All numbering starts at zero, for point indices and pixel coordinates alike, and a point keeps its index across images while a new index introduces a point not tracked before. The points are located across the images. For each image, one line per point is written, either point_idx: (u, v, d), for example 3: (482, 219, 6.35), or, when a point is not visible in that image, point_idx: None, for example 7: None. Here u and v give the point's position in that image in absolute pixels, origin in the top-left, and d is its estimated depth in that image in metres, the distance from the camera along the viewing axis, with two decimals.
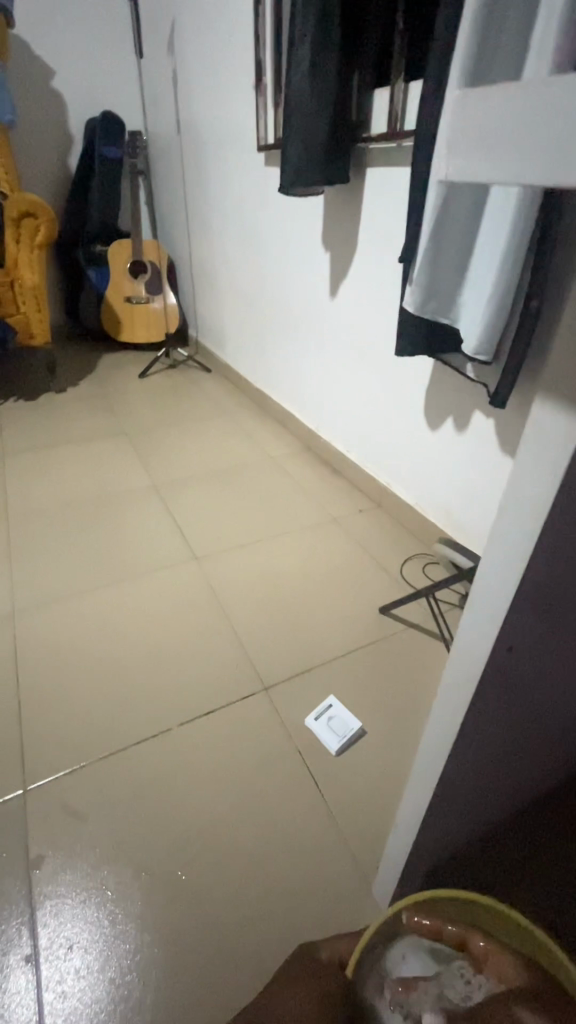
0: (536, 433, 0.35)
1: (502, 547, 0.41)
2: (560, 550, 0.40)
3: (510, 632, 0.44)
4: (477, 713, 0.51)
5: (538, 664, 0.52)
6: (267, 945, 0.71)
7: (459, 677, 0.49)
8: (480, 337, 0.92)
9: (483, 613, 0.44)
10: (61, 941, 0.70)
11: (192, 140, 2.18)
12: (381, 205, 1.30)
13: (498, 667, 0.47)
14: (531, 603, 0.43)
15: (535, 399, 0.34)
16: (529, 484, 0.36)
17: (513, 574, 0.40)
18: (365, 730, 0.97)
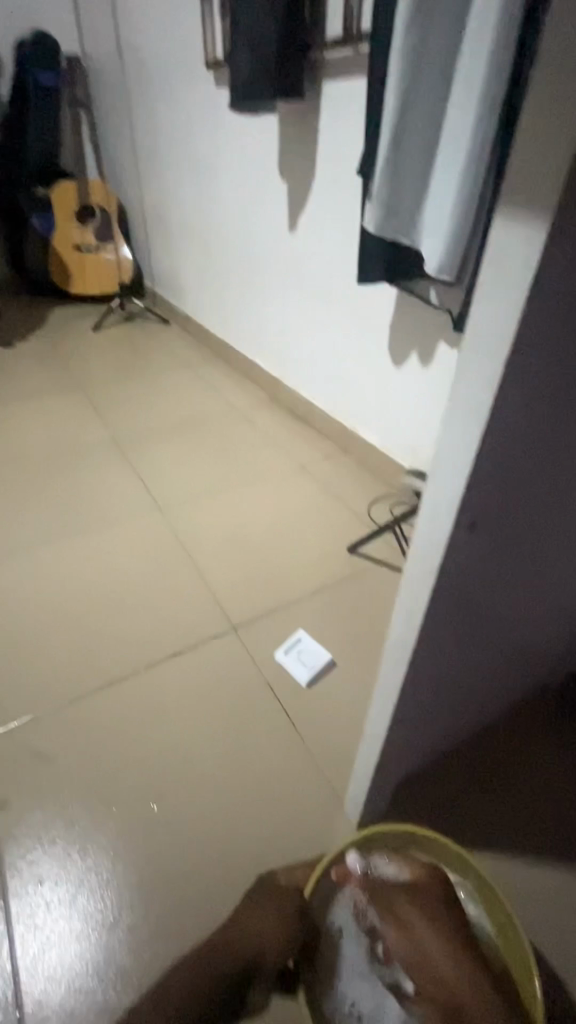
0: (492, 262, 0.35)
1: (462, 398, 0.41)
2: (522, 394, 0.41)
3: (471, 494, 0.45)
4: (444, 586, 0.51)
5: (500, 537, 0.53)
6: (242, 862, 0.72)
7: (423, 556, 0.49)
8: (443, 253, 0.88)
9: (447, 476, 0.44)
10: (30, 877, 0.70)
11: (136, 64, 2.01)
12: (339, 123, 1.22)
13: (463, 530, 0.47)
14: (491, 460, 0.44)
15: (495, 220, 0.34)
16: (488, 319, 0.37)
17: (476, 419, 0.40)
18: (334, 662, 0.98)
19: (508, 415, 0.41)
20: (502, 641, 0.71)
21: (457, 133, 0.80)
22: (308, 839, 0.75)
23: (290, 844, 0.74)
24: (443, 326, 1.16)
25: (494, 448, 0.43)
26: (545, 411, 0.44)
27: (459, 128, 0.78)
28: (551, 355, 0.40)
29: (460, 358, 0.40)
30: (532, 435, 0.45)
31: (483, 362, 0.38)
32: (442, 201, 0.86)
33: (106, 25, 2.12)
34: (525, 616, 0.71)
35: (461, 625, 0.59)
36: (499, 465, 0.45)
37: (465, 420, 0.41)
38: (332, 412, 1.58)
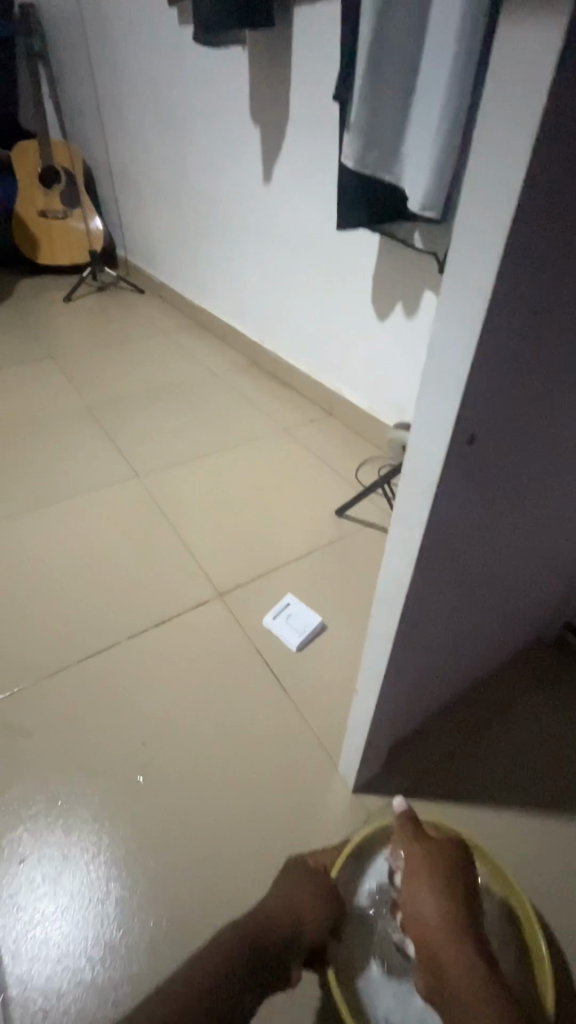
0: (496, 85, 0.27)
1: (459, 285, 0.32)
2: (532, 282, 0.32)
3: (471, 413, 0.36)
4: (439, 532, 0.44)
5: (502, 475, 0.46)
6: (232, 830, 0.70)
7: (413, 495, 0.41)
8: (429, 181, 0.81)
9: (442, 389, 0.35)
10: (11, 856, 0.66)
11: (94, 6, 1.87)
12: (313, 55, 1.14)
13: (461, 462, 0.39)
14: (496, 369, 0.35)
15: (500, 30, 0.26)
16: (494, 168, 0.28)
17: (473, 317, 0.32)
18: (325, 624, 0.95)
19: (516, 308, 0.33)
20: (495, 595, 0.65)
21: (440, 45, 0.73)
22: (304, 804, 0.72)
23: (284, 810, 0.71)
24: (428, 272, 1.09)
25: (499, 352, 0.34)
26: (561, 311, 0.36)
27: (445, 36, 0.71)
28: (569, 226, 0.31)
29: (456, 228, 0.31)
30: (545, 341, 0.37)
31: (488, 229, 0.29)
32: (426, 125, 0.79)
33: None
34: (519, 567, 0.66)
35: (454, 578, 0.52)
36: (504, 377, 0.36)
37: (463, 315, 0.32)
38: (315, 374, 1.53)
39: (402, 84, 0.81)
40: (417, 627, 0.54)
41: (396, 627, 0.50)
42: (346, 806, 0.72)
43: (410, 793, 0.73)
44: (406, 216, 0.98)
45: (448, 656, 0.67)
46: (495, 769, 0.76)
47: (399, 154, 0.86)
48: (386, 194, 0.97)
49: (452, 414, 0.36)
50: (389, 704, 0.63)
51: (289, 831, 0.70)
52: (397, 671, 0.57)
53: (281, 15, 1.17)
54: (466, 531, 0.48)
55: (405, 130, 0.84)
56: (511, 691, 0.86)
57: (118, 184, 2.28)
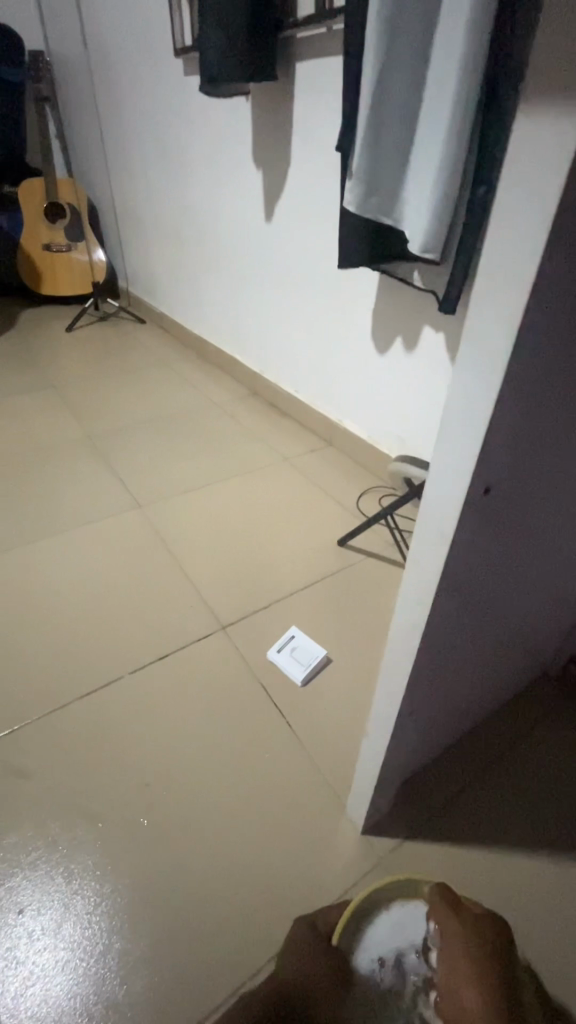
0: (518, 157, 0.28)
1: (476, 343, 0.33)
2: (547, 345, 0.33)
3: (488, 465, 0.37)
4: (453, 578, 0.44)
5: (517, 520, 0.47)
6: (239, 875, 0.68)
7: (429, 539, 0.41)
8: (427, 230, 0.85)
9: (458, 444, 0.36)
10: (11, 905, 0.64)
11: (101, 55, 1.96)
12: (314, 104, 1.19)
13: (477, 511, 0.40)
14: (513, 422, 0.36)
15: (517, 122, 0.27)
16: (511, 245, 0.29)
17: (490, 380, 0.33)
18: (330, 657, 0.94)
19: (533, 363, 0.33)
20: (504, 633, 0.65)
21: (439, 108, 0.77)
22: (311, 848, 0.70)
23: (292, 855, 0.69)
24: (427, 310, 1.12)
25: (516, 407, 0.35)
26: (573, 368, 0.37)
27: (444, 101, 0.76)
28: None
29: (474, 296, 0.32)
30: (558, 395, 0.38)
31: (504, 299, 0.30)
32: (424, 178, 0.83)
33: (70, 15, 2.05)
34: (529, 604, 0.66)
35: (467, 619, 0.52)
36: (520, 429, 0.37)
37: (483, 371, 0.33)
38: (316, 404, 1.55)
39: (402, 139, 0.85)
40: (430, 669, 0.53)
41: (412, 668, 0.50)
42: (355, 849, 0.70)
43: (421, 834, 0.72)
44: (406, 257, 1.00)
45: (458, 695, 0.66)
46: (507, 811, 0.75)
47: (398, 203, 0.90)
48: (386, 237, 1.00)
49: (471, 462, 0.36)
50: (399, 744, 0.62)
51: (298, 877, 0.68)
52: (410, 712, 0.57)
53: (283, 67, 1.22)
54: (480, 573, 0.48)
55: (404, 181, 0.88)
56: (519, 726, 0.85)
57: (121, 220, 2.35)
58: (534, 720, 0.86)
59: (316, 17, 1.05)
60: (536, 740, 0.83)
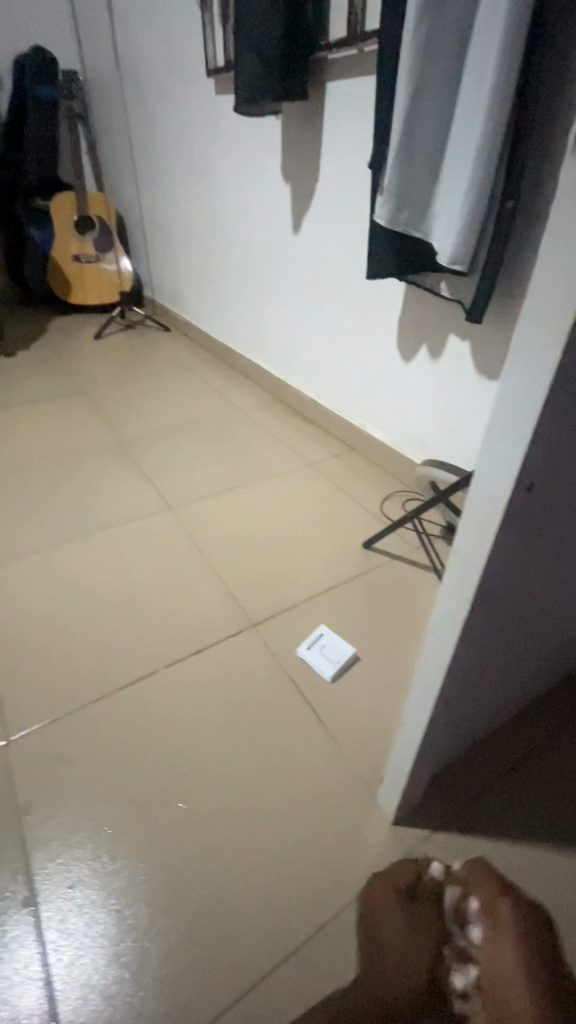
0: (568, 192, 0.31)
1: (528, 356, 0.36)
2: None
3: (533, 465, 0.40)
4: (494, 572, 0.47)
5: (554, 519, 0.49)
6: (274, 861, 0.70)
7: (472, 536, 0.44)
8: (456, 243, 0.88)
9: (506, 448, 0.39)
10: (60, 882, 0.67)
11: (134, 75, 2.04)
12: (344, 121, 1.23)
13: (519, 509, 0.42)
14: (558, 426, 0.39)
15: (568, 161, 0.30)
16: (560, 270, 0.32)
17: (538, 389, 0.36)
18: (358, 656, 0.96)
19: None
20: (535, 632, 0.67)
21: (470, 128, 0.81)
22: (343, 836, 0.72)
23: (325, 842, 0.72)
24: (453, 319, 1.14)
25: (561, 413, 0.38)
26: None
27: (476, 120, 0.79)
28: None
29: (525, 314, 0.35)
30: None
31: (555, 319, 0.33)
32: (453, 194, 0.86)
33: (104, 37, 2.14)
34: (560, 604, 0.68)
35: (503, 614, 0.55)
36: (564, 432, 0.40)
37: (531, 383, 0.36)
38: (339, 410, 1.59)
39: (433, 156, 0.88)
40: (468, 662, 0.56)
41: (451, 660, 0.52)
42: (385, 837, 0.72)
43: (451, 827, 0.74)
44: (433, 267, 1.04)
45: (490, 690, 0.68)
46: (535, 807, 0.76)
47: (427, 218, 0.94)
48: (414, 248, 1.03)
49: (515, 464, 0.39)
50: (434, 736, 0.64)
51: (331, 862, 0.70)
52: (446, 704, 0.59)
53: (313, 86, 1.27)
54: (517, 569, 0.50)
55: (434, 196, 0.91)
56: (545, 725, 0.86)
57: (148, 231, 2.42)
58: (559, 721, 0.87)
59: (348, 40, 1.09)
60: (562, 740, 0.85)
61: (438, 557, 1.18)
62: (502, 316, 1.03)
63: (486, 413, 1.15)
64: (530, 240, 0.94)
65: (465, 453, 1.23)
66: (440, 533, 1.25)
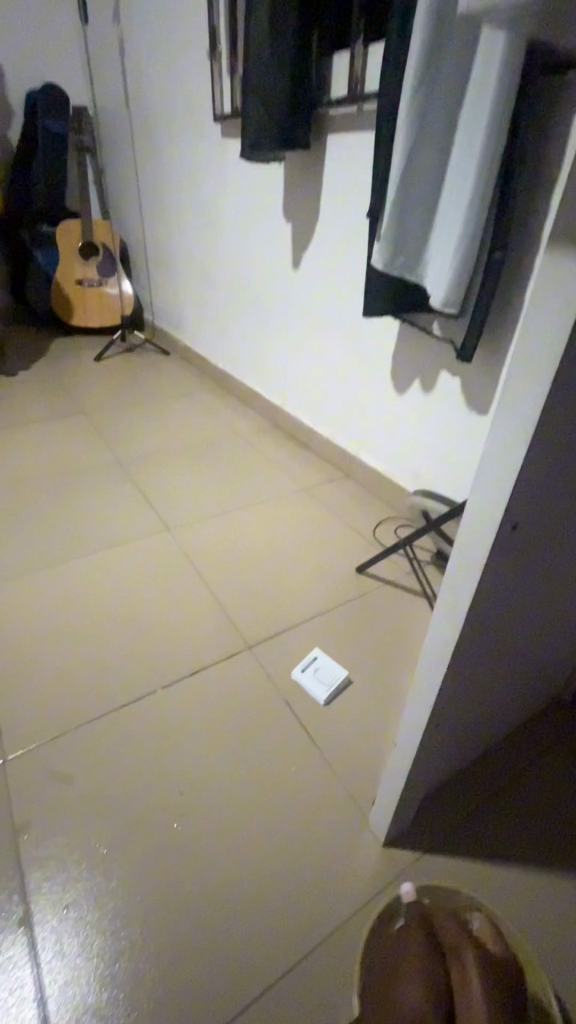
0: (545, 276, 0.35)
1: (510, 411, 0.40)
2: (567, 414, 0.40)
3: (516, 507, 0.44)
4: (482, 603, 0.50)
5: (537, 555, 0.53)
6: (268, 881, 0.71)
7: (463, 568, 0.48)
8: (448, 288, 0.94)
9: (492, 491, 0.43)
10: (55, 901, 0.68)
11: (142, 115, 2.13)
12: (344, 169, 1.30)
13: (504, 546, 0.46)
14: (538, 473, 0.43)
15: (545, 251, 0.35)
16: (539, 341, 0.36)
17: (520, 441, 0.40)
18: (350, 679, 0.99)
19: (556, 427, 0.40)
20: (522, 659, 0.71)
21: (461, 187, 0.87)
22: (335, 857, 0.74)
23: (318, 862, 0.73)
24: (444, 356, 1.20)
25: (541, 461, 0.42)
26: None
27: (466, 180, 0.86)
28: None
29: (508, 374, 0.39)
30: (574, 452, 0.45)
31: (533, 382, 0.38)
32: (445, 244, 0.93)
33: (114, 78, 2.24)
34: (545, 632, 0.71)
35: (492, 642, 0.58)
36: (543, 478, 0.44)
37: (514, 435, 0.40)
38: (334, 437, 1.64)
39: (427, 209, 0.95)
40: (458, 687, 0.59)
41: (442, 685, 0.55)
42: (377, 859, 0.74)
43: (441, 850, 0.75)
44: (427, 308, 1.10)
45: (479, 714, 0.71)
46: (522, 831, 0.78)
47: (421, 264, 1.00)
48: (409, 290, 1.10)
49: (501, 503, 0.43)
50: (425, 758, 0.67)
51: (323, 883, 0.71)
52: (437, 727, 0.62)
53: (316, 137, 1.35)
54: (505, 600, 0.54)
55: (427, 245, 0.98)
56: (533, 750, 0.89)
57: (151, 259, 2.50)
58: (545, 746, 0.90)
59: (349, 98, 1.17)
60: (548, 765, 0.87)
61: (429, 582, 1.22)
62: (491, 355, 1.09)
63: (475, 445, 1.20)
64: (516, 287, 1.01)
65: (455, 482, 1.28)
66: (430, 560, 1.29)
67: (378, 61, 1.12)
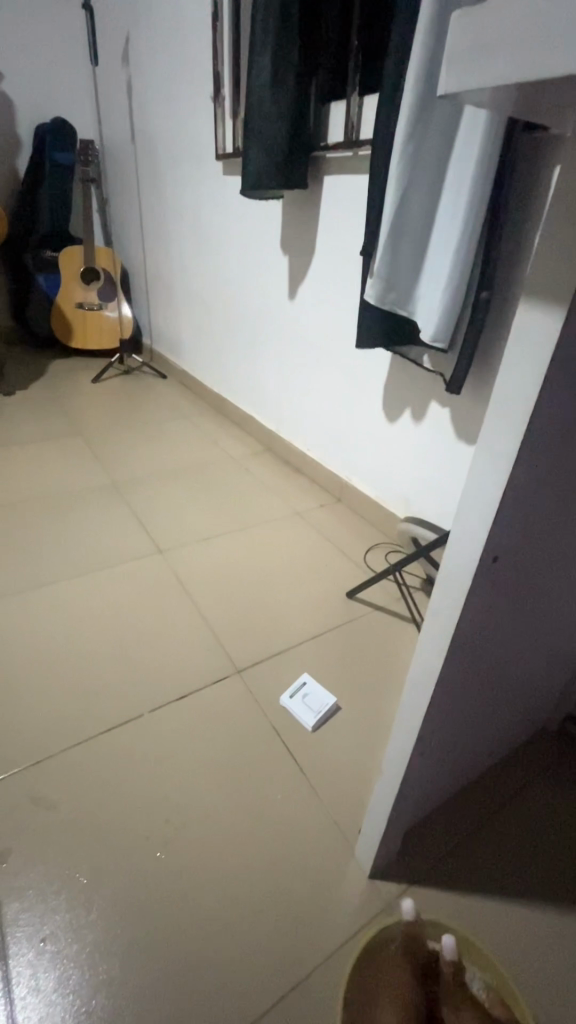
0: (520, 326, 0.37)
1: (489, 451, 0.41)
2: (543, 454, 0.42)
3: (496, 541, 0.45)
4: (465, 633, 0.51)
5: (519, 586, 0.54)
6: (251, 914, 0.70)
7: (446, 599, 0.49)
8: (438, 324, 0.98)
9: (473, 525, 0.45)
10: (32, 934, 0.66)
11: (147, 150, 2.22)
12: (339, 208, 1.36)
13: (486, 578, 0.47)
14: (517, 509, 0.44)
15: (521, 302, 0.37)
16: (514, 386, 0.38)
17: (498, 479, 0.41)
18: (339, 706, 0.99)
19: (534, 466, 0.42)
20: (507, 688, 0.71)
21: (449, 230, 0.92)
22: (320, 889, 0.73)
23: (302, 895, 0.72)
24: (434, 387, 1.24)
25: (520, 498, 0.43)
26: (564, 469, 0.46)
27: (454, 224, 0.90)
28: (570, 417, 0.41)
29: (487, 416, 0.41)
30: (553, 488, 0.46)
31: (510, 423, 0.39)
32: (435, 283, 0.97)
33: (121, 115, 2.34)
34: (529, 662, 0.72)
35: (476, 671, 0.59)
36: (522, 513, 0.45)
37: (492, 473, 0.42)
38: (327, 463, 1.66)
39: (417, 249, 0.99)
40: (443, 716, 0.59)
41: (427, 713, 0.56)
42: (362, 892, 0.73)
43: (427, 883, 0.74)
44: (417, 343, 1.14)
45: (465, 744, 0.71)
46: (508, 864, 0.77)
47: (412, 300, 1.04)
48: (400, 324, 1.13)
49: (482, 538, 0.44)
50: (411, 787, 0.66)
51: (307, 917, 0.70)
52: (423, 755, 0.62)
53: (313, 177, 1.41)
54: (488, 631, 0.55)
55: (417, 282, 1.02)
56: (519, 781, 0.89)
57: (151, 286, 2.56)
58: (531, 776, 0.90)
59: (344, 144, 1.23)
60: (534, 795, 0.87)
61: (418, 609, 1.22)
62: (479, 388, 1.13)
63: (464, 474, 1.22)
64: (502, 324, 1.05)
65: (444, 510, 1.30)
66: (420, 586, 1.30)
67: (372, 111, 1.18)
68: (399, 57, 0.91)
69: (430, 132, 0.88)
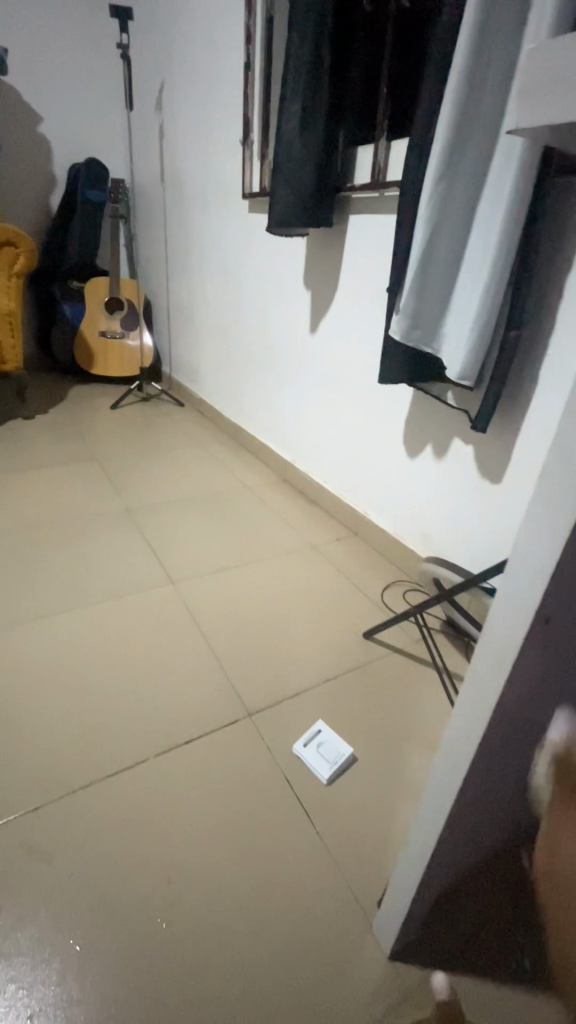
0: None
1: (547, 501, 0.38)
2: None
3: (551, 600, 0.41)
4: (511, 696, 0.47)
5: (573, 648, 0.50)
6: (259, 996, 0.63)
7: (491, 657, 0.45)
8: (464, 361, 0.96)
9: (526, 581, 0.41)
10: (19, 1007, 0.60)
11: (175, 188, 2.29)
12: (364, 246, 1.37)
13: (536, 639, 0.44)
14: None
15: None
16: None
17: (555, 534, 0.38)
18: (355, 756, 0.93)
19: None
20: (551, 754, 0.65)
21: (478, 269, 0.91)
22: (335, 968, 0.66)
23: (316, 974, 0.65)
24: (457, 424, 1.21)
25: None
26: None
27: (484, 264, 0.89)
28: None
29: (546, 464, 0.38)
30: None
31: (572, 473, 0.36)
32: (462, 320, 0.96)
33: (152, 157, 2.43)
34: None
35: (519, 736, 0.54)
36: None
37: (549, 527, 0.39)
38: (344, 496, 1.64)
39: (445, 288, 0.99)
40: (481, 783, 0.54)
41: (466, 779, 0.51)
42: (380, 975, 0.66)
43: (454, 967, 0.67)
44: (441, 379, 1.12)
45: (500, 813, 0.66)
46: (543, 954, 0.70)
47: (437, 337, 1.03)
48: (425, 361, 1.12)
49: (534, 595, 0.41)
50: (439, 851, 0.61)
51: (322, 1000, 0.63)
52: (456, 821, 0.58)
53: (338, 216, 1.43)
54: (535, 694, 0.50)
55: (444, 320, 1.01)
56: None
57: (173, 317, 2.61)
58: None
59: (371, 185, 1.25)
60: None
61: (438, 653, 1.17)
62: (505, 426, 1.10)
63: (487, 515, 1.19)
64: (530, 364, 1.03)
65: (466, 549, 1.26)
66: (439, 629, 1.25)
67: (400, 154, 1.20)
68: (430, 105, 0.92)
69: (460, 176, 0.89)
